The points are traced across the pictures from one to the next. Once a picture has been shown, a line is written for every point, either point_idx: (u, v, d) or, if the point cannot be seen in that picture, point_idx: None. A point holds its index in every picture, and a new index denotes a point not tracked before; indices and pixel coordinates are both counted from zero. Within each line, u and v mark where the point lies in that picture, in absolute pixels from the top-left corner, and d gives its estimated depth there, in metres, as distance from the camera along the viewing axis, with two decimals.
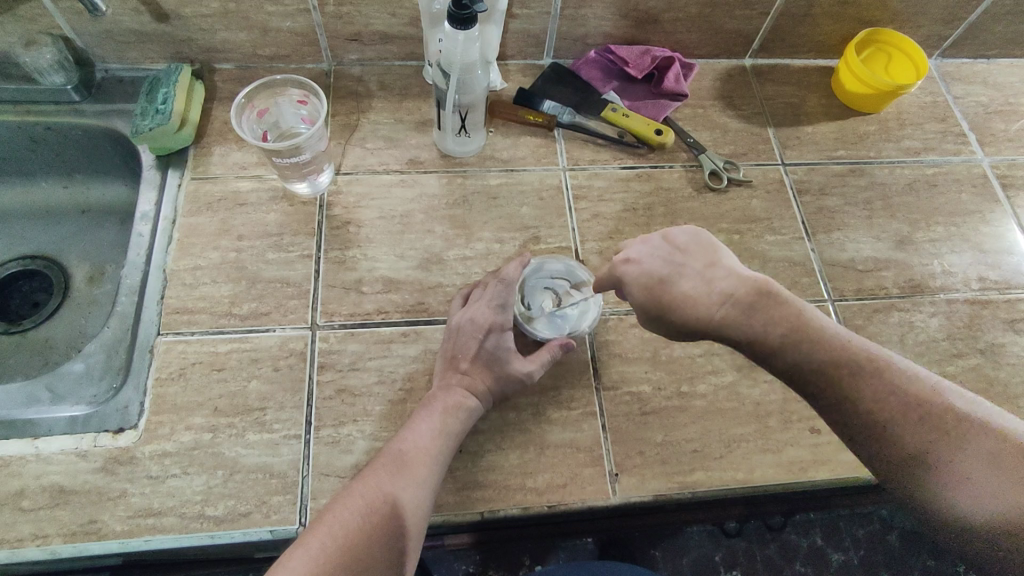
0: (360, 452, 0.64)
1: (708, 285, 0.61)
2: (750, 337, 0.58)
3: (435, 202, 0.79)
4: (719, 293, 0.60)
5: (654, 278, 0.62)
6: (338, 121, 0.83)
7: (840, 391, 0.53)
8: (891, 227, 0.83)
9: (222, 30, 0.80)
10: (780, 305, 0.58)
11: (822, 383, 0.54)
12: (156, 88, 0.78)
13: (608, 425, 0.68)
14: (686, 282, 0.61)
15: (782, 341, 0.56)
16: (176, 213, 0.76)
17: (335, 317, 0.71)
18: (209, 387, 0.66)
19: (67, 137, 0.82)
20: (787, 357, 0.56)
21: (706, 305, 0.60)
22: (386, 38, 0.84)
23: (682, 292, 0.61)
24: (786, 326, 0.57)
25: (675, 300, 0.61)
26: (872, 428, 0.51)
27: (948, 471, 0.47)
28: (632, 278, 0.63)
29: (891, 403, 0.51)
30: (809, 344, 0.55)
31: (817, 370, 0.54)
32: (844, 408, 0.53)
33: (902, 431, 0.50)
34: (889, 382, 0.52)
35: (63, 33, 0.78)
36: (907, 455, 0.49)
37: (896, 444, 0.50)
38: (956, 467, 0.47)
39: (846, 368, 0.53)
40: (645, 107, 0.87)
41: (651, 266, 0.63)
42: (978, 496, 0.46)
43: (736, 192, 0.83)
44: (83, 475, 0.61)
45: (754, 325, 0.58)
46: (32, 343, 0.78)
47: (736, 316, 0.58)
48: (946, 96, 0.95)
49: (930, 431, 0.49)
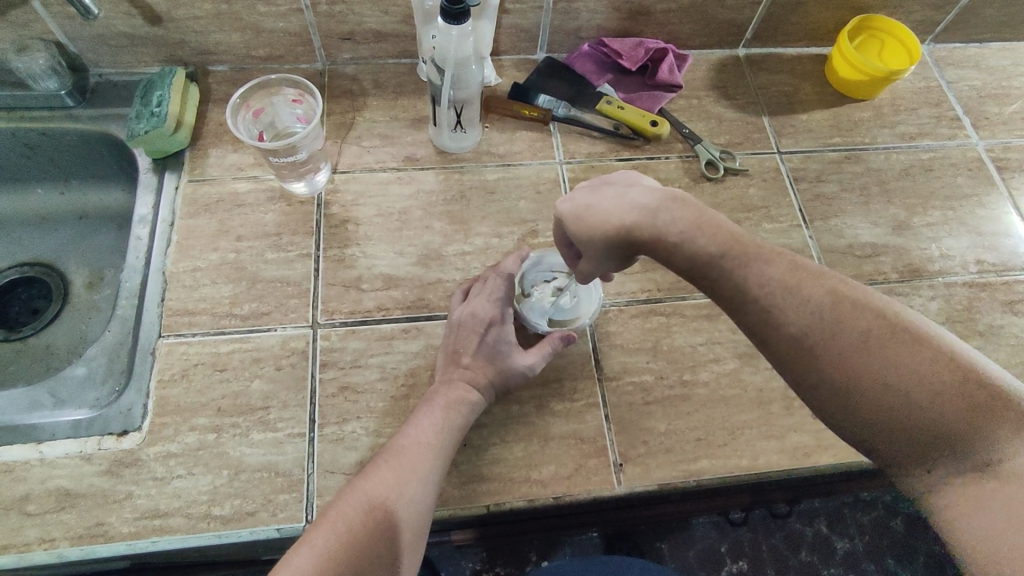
0: (365, 448, 0.64)
1: (621, 200, 0.54)
2: (658, 242, 0.52)
3: (433, 199, 0.79)
4: (635, 203, 0.53)
5: (580, 202, 0.55)
6: (333, 120, 0.83)
7: (760, 311, 0.50)
8: (888, 212, 0.84)
9: (216, 31, 0.80)
10: (697, 216, 0.53)
11: (745, 304, 0.51)
12: (150, 91, 0.78)
13: (612, 415, 0.68)
14: (602, 201, 0.54)
15: (707, 259, 0.51)
16: (174, 216, 0.76)
17: (336, 315, 0.71)
18: (212, 388, 0.66)
19: (62, 143, 0.82)
20: (710, 277, 0.52)
21: (620, 218, 0.53)
22: (379, 36, 0.84)
23: (600, 209, 0.54)
24: (706, 241, 0.51)
25: (597, 219, 0.53)
26: (800, 348, 0.48)
27: (836, 358, 0.46)
28: (565, 210, 0.56)
29: (817, 316, 0.48)
30: (725, 259, 0.51)
31: (741, 290, 0.51)
32: (770, 332, 0.49)
33: (828, 346, 0.47)
34: (796, 283, 0.49)
35: (55, 39, 0.78)
36: (835, 372, 0.46)
37: (823, 361, 0.47)
38: (859, 363, 0.45)
39: (767, 285, 0.50)
40: (640, 98, 0.86)
41: (579, 198, 0.56)
42: (910, 407, 0.43)
43: (733, 181, 0.84)
44: (88, 478, 0.61)
45: (665, 231, 0.52)
46: (32, 350, 0.79)
47: (648, 225, 0.52)
48: (939, 81, 0.95)
49: (829, 326, 0.47)
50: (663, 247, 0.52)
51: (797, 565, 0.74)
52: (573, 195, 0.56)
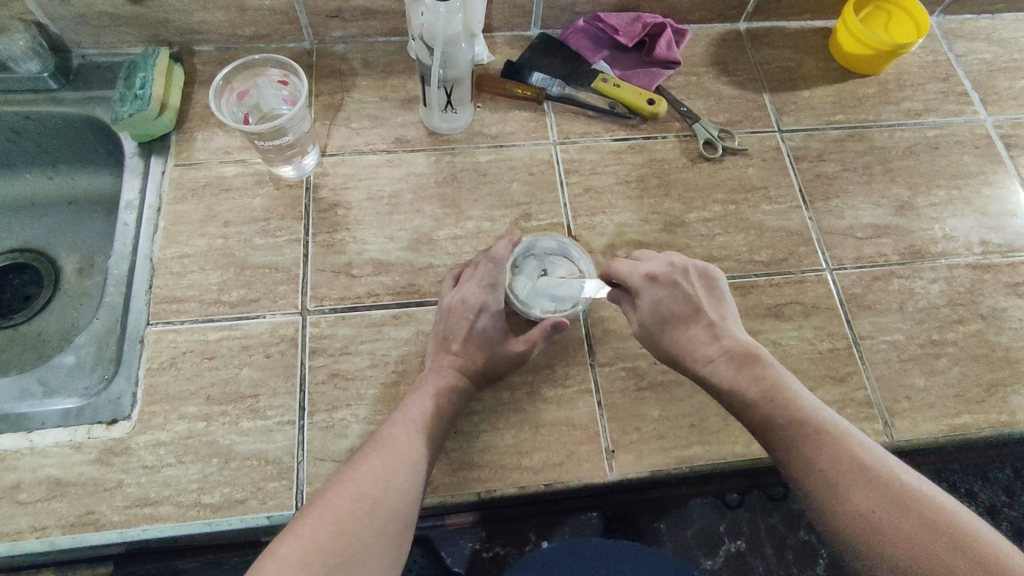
0: (355, 436, 0.64)
1: (709, 339, 0.63)
2: (726, 385, 0.61)
3: (424, 181, 0.77)
4: (713, 348, 0.63)
5: (670, 313, 0.64)
6: (321, 102, 0.81)
7: (800, 451, 0.55)
8: (890, 191, 0.81)
9: (199, 10, 0.77)
10: (765, 372, 0.60)
11: (786, 441, 0.56)
12: (133, 72, 0.77)
13: (604, 401, 0.67)
14: (692, 330, 0.64)
15: (761, 399, 0.59)
16: (160, 201, 0.75)
17: (325, 301, 0.70)
18: (201, 376, 0.66)
19: (47, 127, 0.80)
20: (755, 412, 0.59)
21: (705, 353, 0.63)
22: (368, 13, 0.81)
23: (685, 336, 0.64)
24: (772, 389, 0.59)
25: (675, 341, 0.64)
26: (828, 485, 0.52)
27: (854, 499, 0.50)
28: (647, 299, 0.65)
29: (844, 460, 0.52)
30: (783, 406, 0.57)
31: (785, 432, 0.56)
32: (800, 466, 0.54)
33: (854, 494, 0.51)
34: (832, 434, 0.55)
35: (35, 19, 0.76)
36: (855, 514, 0.50)
37: (845, 501, 0.51)
38: (878, 511, 0.49)
39: (815, 430, 0.55)
40: (637, 76, 0.84)
41: (663, 304, 0.64)
42: (926, 564, 0.46)
43: (731, 161, 0.81)
44: (78, 467, 0.61)
45: (740, 380, 0.60)
46: (24, 337, 0.78)
47: (726, 368, 0.61)
48: (948, 55, 0.92)
49: (856, 474, 0.51)
50: (724, 384, 0.61)
51: (796, 544, 0.73)
52: (657, 293, 0.64)
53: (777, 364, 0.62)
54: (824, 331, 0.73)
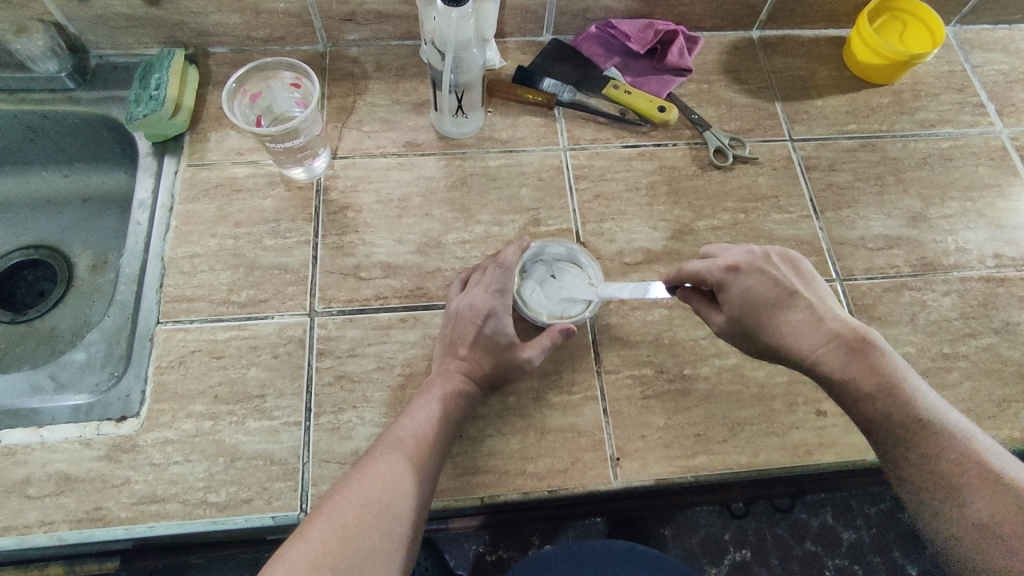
0: (361, 439, 0.64)
1: (812, 324, 0.57)
2: (832, 374, 0.55)
3: (434, 185, 0.78)
4: (813, 335, 0.57)
5: (764, 299, 0.59)
6: (334, 105, 0.82)
7: (911, 450, 0.50)
8: (903, 203, 0.81)
9: (215, 12, 0.78)
10: (875, 363, 0.54)
11: (894, 437, 0.52)
12: (149, 73, 0.78)
13: (610, 409, 0.67)
14: (793, 315, 0.58)
15: (871, 391, 0.53)
16: (173, 201, 0.75)
17: (334, 303, 0.70)
18: (209, 375, 0.66)
19: (64, 126, 0.82)
20: (861, 406, 0.54)
21: (808, 339, 0.57)
22: (381, 17, 0.82)
23: (784, 321, 0.58)
24: (881, 381, 0.53)
25: (775, 327, 0.58)
26: (942, 489, 0.48)
27: (971, 507, 0.46)
28: (733, 293, 0.60)
29: (961, 465, 0.48)
30: (895, 399, 0.52)
31: (895, 427, 0.51)
32: (910, 467, 0.50)
33: (974, 502, 0.46)
34: (948, 437, 0.50)
35: (54, 20, 0.77)
36: (970, 521, 0.46)
37: (960, 507, 0.47)
38: (999, 520, 0.45)
39: (927, 428, 0.50)
40: (648, 83, 0.84)
41: (756, 291, 0.59)
42: None
43: (742, 169, 0.81)
44: (86, 463, 0.61)
45: (847, 369, 0.55)
46: (37, 333, 0.79)
47: (831, 355, 0.55)
48: (964, 65, 0.91)
49: (974, 478, 0.47)
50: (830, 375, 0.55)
51: (802, 554, 0.73)
52: (749, 282, 0.59)
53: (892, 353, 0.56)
54: None
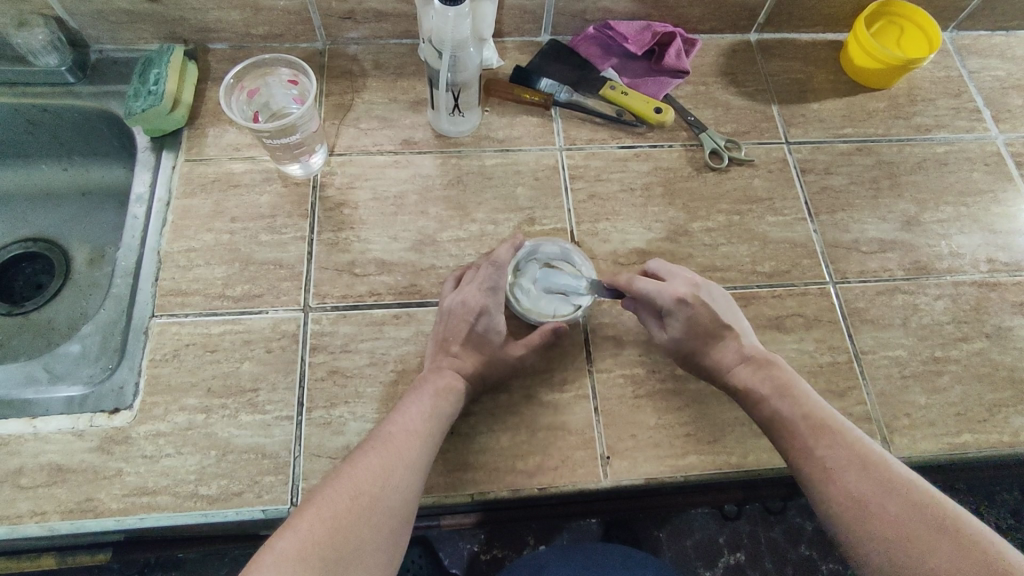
0: (352, 434, 0.64)
1: (738, 352, 0.65)
2: (750, 391, 0.63)
3: (430, 183, 0.78)
4: (736, 362, 0.65)
5: (700, 326, 0.66)
6: (332, 102, 0.82)
7: (810, 452, 0.57)
8: (897, 207, 0.81)
9: (215, 9, 0.79)
10: (782, 380, 0.63)
11: (795, 446, 0.59)
12: (148, 68, 0.78)
13: (601, 407, 0.67)
14: (726, 342, 0.66)
15: (781, 406, 0.61)
16: (170, 195, 0.76)
17: (328, 299, 0.70)
18: (202, 368, 0.66)
19: (63, 119, 0.83)
20: (772, 421, 0.61)
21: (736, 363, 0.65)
22: (380, 16, 0.82)
23: (716, 348, 0.66)
24: (788, 397, 0.61)
25: (710, 352, 0.66)
26: (833, 487, 0.55)
27: (857, 501, 0.53)
28: (678, 312, 0.66)
29: (851, 463, 0.55)
30: (797, 410, 0.60)
31: (799, 433, 0.59)
32: (813, 469, 0.57)
33: (859, 496, 0.53)
34: (839, 440, 0.57)
35: (55, 15, 0.78)
36: (866, 512, 0.52)
37: (847, 500, 0.53)
38: (877, 509, 0.52)
39: (822, 432, 0.58)
40: (645, 84, 0.85)
41: (693, 316, 0.65)
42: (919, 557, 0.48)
43: (737, 171, 0.81)
44: (79, 454, 0.62)
45: (762, 388, 0.63)
46: (34, 325, 0.80)
47: (753, 377, 0.64)
48: (961, 71, 0.91)
49: (859, 471, 0.54)
50: (749, 392, 0.63)
51: (796, 558, 0.75)
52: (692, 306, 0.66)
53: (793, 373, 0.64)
54: (825, 345, 0.72)
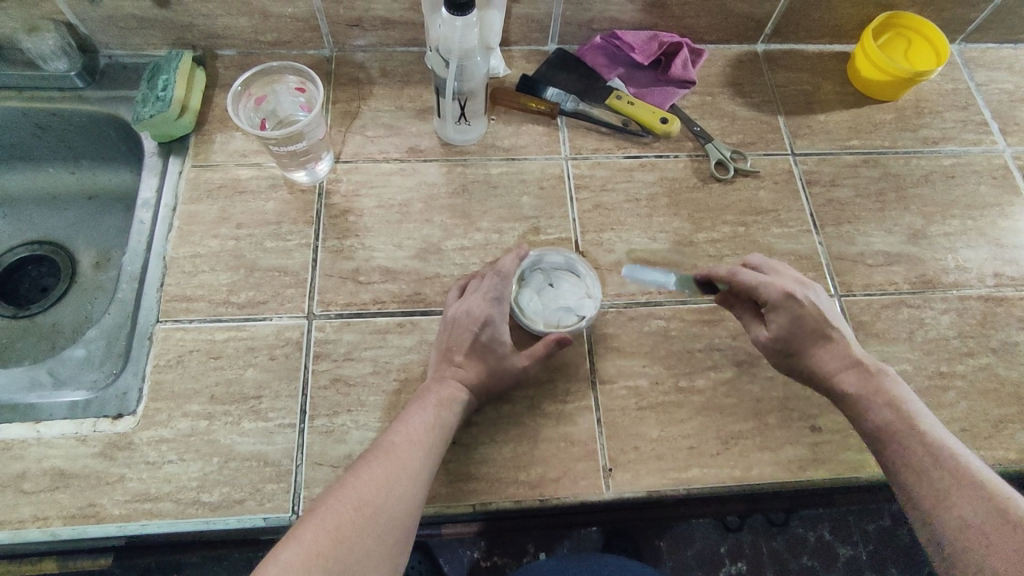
0: (355, 442, 0.64)
1: (845, 356, 0.63)
2: (853, 397, 0.61)
3: (435, 191, 0.78)
4: (840, 365, 0.62)
5: (805, 326, 0.63)
6: (338, 109, 0.82)
7: (917, 466, 0.55)
8: (904, 220, 0.81)
9: (223, 15, 0.80)
10: (892, 391, 0.60)
11: (901, 454, 0.56)
12: (157, 74, 0.79)
13: (604, 419, 0.67)
14: (830, 346, 0.63)
15: (887, 414, 0.59)
16: (176, 200, 0.76)
17: (332, 306, 0.70)
18: (206, 375, 0.66)
19: (71, 123, 0.83)
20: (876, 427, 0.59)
21: (838, 367, 0.62)
22: (388, 24, 0.83)
23: (819, 350, 0.63)
24: (893, 408, 0.59)
25: (811, 353, 0.63)
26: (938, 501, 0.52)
27: (962, 520, 0.50)
28: (781, 310, 0.64)
29: (964, 484, 0.52)
30: (903, 421, 0.58)
31: (906, 445, 0.56)
32: (919, 482, 0.54)
33: (968, 514, 0.50)
34: (951, 459, 0.54)
35: (65, 20, 0.78)
36: (972, 531, 0.49)
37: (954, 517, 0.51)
38: (986, 532, 0.49)
39: (930, 446, 0.55)
40: (651, 94, 0.85)
41: (801, 314, 0.63)
42: None
43: (743, 183, 0.81)
44: (82, 460, 0.62)
45: (866, 395, 0.60)
46: (39, 328, 0.81)
47: (857, 382, 0.61)
48: (968, 83, 0.91)
49: (970, 495, 0.51)
50: (853, 399, 0.61)
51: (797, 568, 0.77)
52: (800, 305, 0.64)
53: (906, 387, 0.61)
54: None
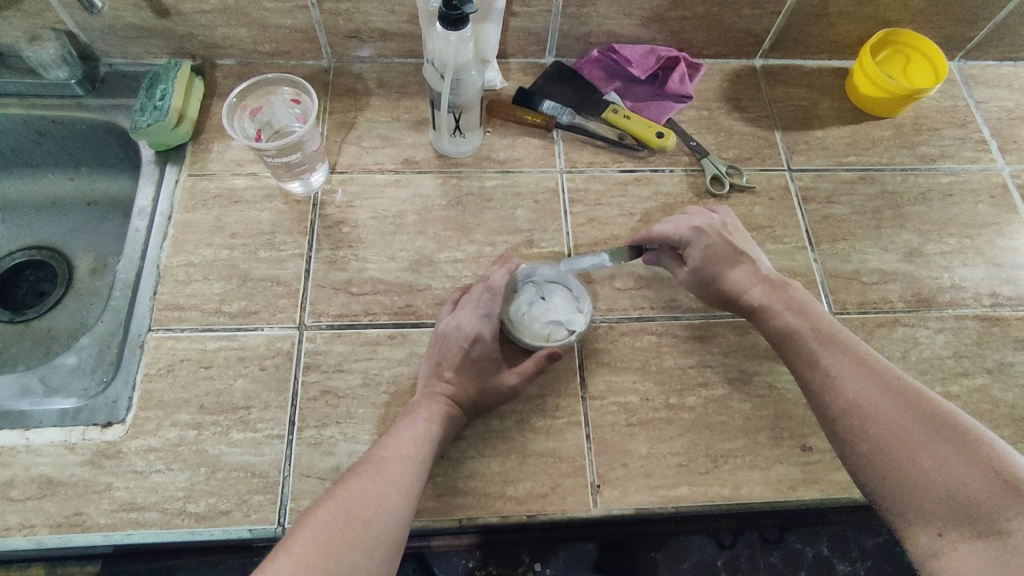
0: (342, 455, 0.64)
1: (754, 274, 0.68)
2: (763, 309, 0.66)
3: (429, 203, 0.78)
4: (751, 284, 0.68)
5: (717, 252, 0.69)
6: (335, 119, 0.83)
7: (820, 370, 0.60)
8: (900, 237, 0.80)
9: (223, 26, 0.80)
10: (797, 300, 0.66)
11: (807, 359, 0.62)
12: (155, 83, 0.79)
13: (593, 435, 0.67)
14: (740, 266, 0.69)
15: (792, 324, 0.64)
16: (172, 209, 0.77)
17: (323, 317, 0.71)
18: (196, 384, 0.67)
19: (70, 131, 0.84)
20: (805, 354, 0.62)
21: (750, 284, 0.68)
22: (386, 35, 0.83)
23: (733, 273, 0.68)
24: (799, 317, 0.64)
25: (727, 277, 0.68)
26: (836, 398, 0.58)
27: (860, 412, 0.56)
28: (694, 242, 0.69)
29: (863, 381, 0.57)
30: (807, 329, 0.63)
31: (811, 350, 0.62)
32: (823, 384, 0.60)
33: (865, 406, 0.56)
34: (852, 358, 0.60)
35: (67, 29, 0.79)
36: (868, 420, 0.55)
37: (851, 408, 0.56)
38: (883, 419, 0.54)
39: (831, 350, 0.61)
40: (648, 108, 0.85)
41: (709, 242, 0.69)
42: (919, 462, 0.51)
43: (738, 198, 0.81)
44: (70, 468, 0.62)
45: (774, 307, 0.66)
46: (34, 333, 0.81)
47: (767, 295, 0.67)
48: (967, 100, 0.91)
49: (868, 386, 0.57)
50: (765, 311, 0.66)
51: None
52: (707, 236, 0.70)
53: (811, 297, 0.67)
54: None
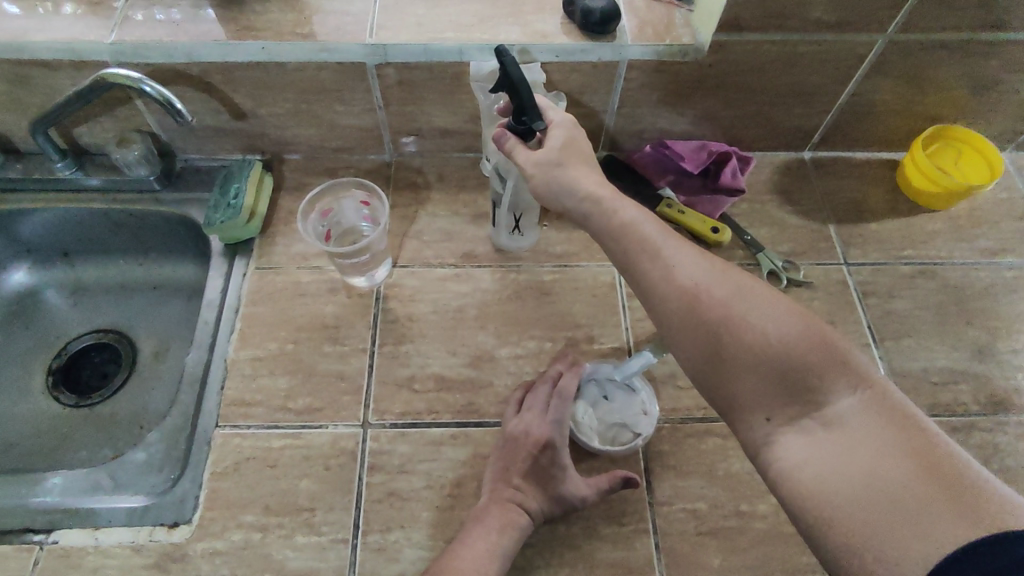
0: (407, 561, 0.63)
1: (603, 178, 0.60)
2: (605, 212, 0.58)
3: (489, 298, 0.79)
4: (593, 185, 0.59)
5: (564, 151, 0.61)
6: (397, 213, 0.86)
7: (653, 262, 0.54)
8: (966, 335, 0.79)
9: (294, 126, 0.85)
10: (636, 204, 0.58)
11: (625, 259, 0.56)
12: (230, 181, 0.84)
13: (663, 544, 0.65)
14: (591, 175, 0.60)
15: (626, 222, 0.57)
16: (240, 302, 0.79)
17: (387, 415, 0.71)
18: (261, 484, 0.67)
19: (145, 222, 0.88)
20: (650, 249, 0.55)
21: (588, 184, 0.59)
22: (446, 133, 0.87)
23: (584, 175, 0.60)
24: (642, 216, 0.57)
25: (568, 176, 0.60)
26: (679, 297, 0.52)
27: (682, 305, 0.52)
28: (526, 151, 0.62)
29: (704, 275, 0.52)
30: (626, 226, 0.57)
31: (646, 244, 0.55)
32: (648, 283, 0.54)
33: (711, 299, 0.51)
34: (637, 251, 0.55)
35: (151, 131, 0.85)
36: (677, 317, 0.52)
37: (667, 306, 0.53)
38: (715, 317, 0.51)
39: (657, 243, 0.55)
40: (701, 202, 0.85)
41: (557, 142, 0.61)
42: (747, 355, 0.49)
43: (796, 293, 0.81)
44: (137, 571, 0.62)
45: (618, 206, 0.58)
46: (98, 417, 0.83)
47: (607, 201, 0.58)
48: (1023, 192, 0.91)
49: (717, 280, 0.52)
50: (607, 215, 0.58)
51: None
52: (557, 133, 0.62)
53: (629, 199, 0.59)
54: None
